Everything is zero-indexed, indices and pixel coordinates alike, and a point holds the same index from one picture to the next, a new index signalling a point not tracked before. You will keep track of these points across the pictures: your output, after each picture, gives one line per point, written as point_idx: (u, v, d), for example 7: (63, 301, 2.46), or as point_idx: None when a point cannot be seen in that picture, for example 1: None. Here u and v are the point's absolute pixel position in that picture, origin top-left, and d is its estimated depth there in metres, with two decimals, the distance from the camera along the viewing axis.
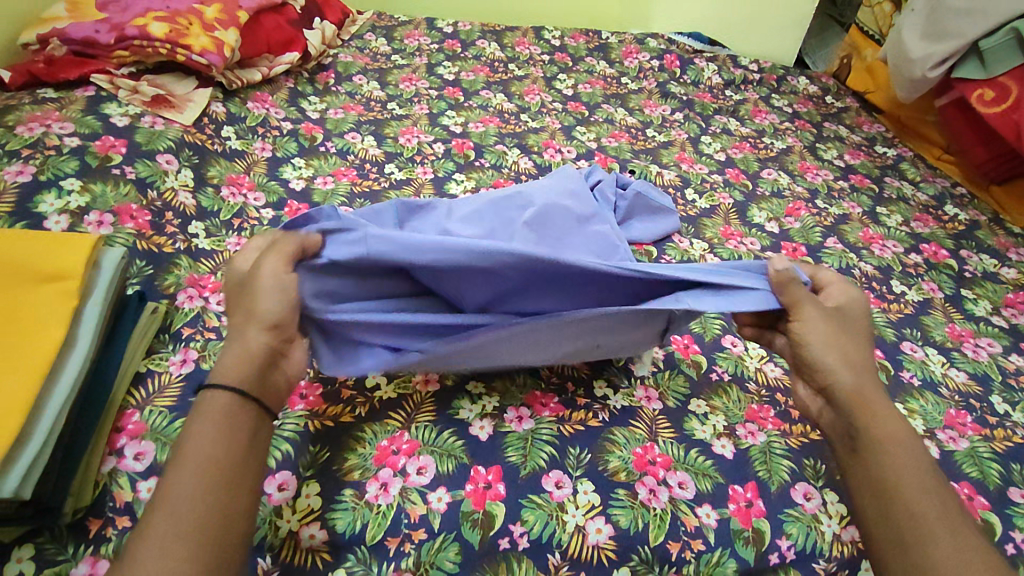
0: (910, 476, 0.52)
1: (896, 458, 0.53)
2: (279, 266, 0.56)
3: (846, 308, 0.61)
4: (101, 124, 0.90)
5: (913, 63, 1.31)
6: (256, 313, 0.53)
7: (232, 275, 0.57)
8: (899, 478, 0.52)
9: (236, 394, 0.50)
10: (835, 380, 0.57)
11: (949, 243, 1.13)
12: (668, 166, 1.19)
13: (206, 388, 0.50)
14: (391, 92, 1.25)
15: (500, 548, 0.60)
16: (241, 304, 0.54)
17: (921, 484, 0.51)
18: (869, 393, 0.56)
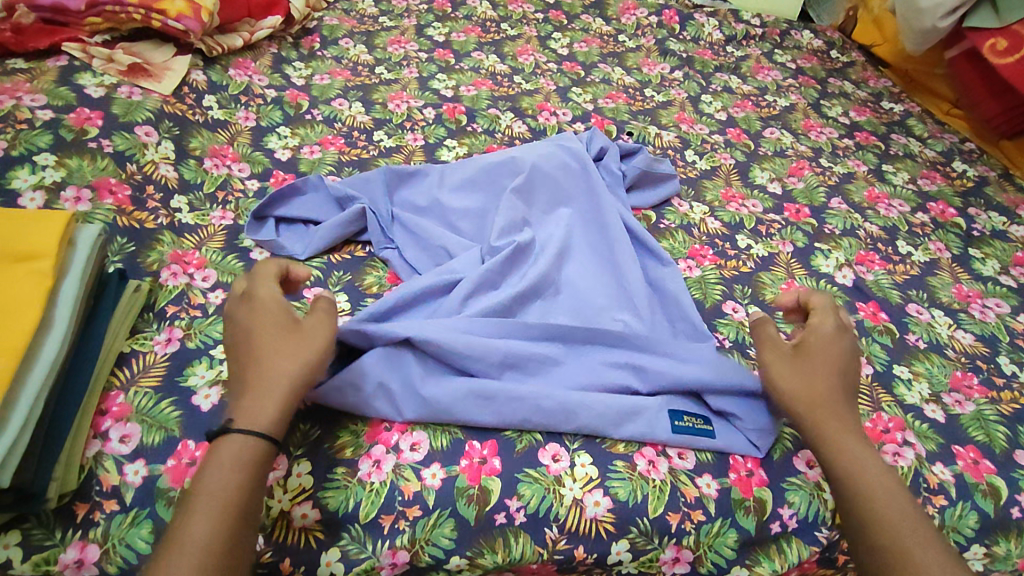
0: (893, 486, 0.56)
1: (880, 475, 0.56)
2: (325, 318, 0.60)
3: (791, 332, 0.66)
4: (74, 95, 0.86)
5: (922, 13, 1.25)
6: (303, 355, 0.56)
7: (268, 303, 0.59)
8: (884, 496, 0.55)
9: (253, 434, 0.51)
10: (786, 393, 0.62)
11: (957, 201, 1.10)
12: (668, 126, 1.15)
13: (231, 427, 0.51)
14: (379, 55, 1.20)
15: (496, 524, 0.59)
16: (286, 342, 0.57)
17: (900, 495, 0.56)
18: (845, 412, 0.61)
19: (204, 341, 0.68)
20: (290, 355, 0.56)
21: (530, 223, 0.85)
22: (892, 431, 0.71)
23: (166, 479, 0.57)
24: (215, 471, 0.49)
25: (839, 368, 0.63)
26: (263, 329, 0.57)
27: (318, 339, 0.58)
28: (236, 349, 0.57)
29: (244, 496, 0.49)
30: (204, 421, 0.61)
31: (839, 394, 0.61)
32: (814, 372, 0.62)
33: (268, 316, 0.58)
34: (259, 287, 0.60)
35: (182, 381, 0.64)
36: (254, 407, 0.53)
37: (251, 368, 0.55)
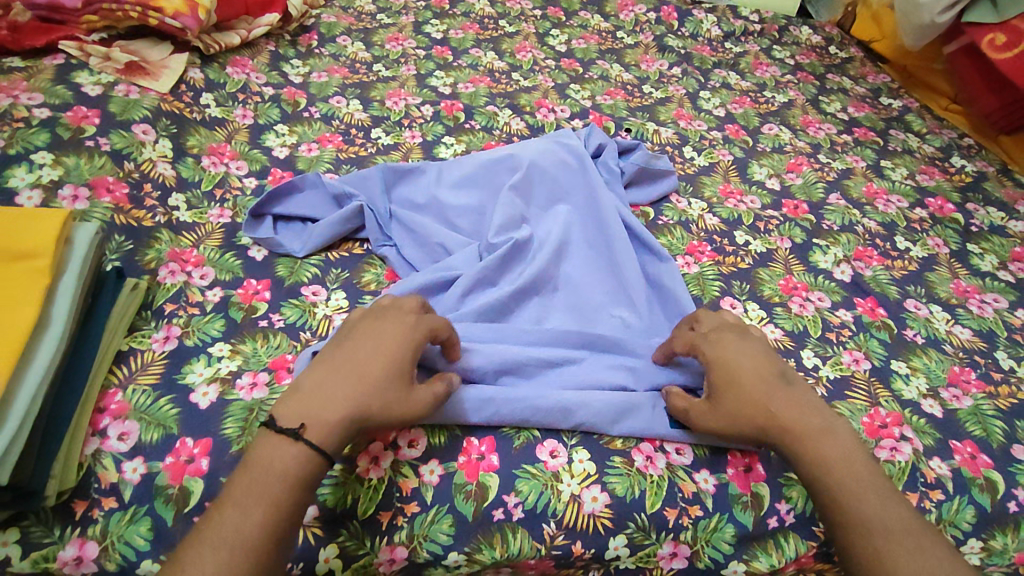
0: (857, 490, 0.55)
1: (841, 481, 0.56)
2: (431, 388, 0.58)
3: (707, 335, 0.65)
4: (72, 94, 0.86)
5: (920, 8, 1.24)
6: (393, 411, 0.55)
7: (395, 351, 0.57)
8: (852, 509, 0.55)
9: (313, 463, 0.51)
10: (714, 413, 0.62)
11: (955, 197, 1.10)
12: (666, 123, 1.15)
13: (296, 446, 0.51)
14: (377, 52, 1.20)
15: (494, 519, 0.59)
16: (386, 394, 0.55)
17: (864, 493, 0.55)
18: (790, 413, 0.59)
19: (202, 338, 0.68)
20: (387, 401, 0.55)
21: (528, 220, 0.85)
22: (890, 426, 0.72)
23: (164, 476, 0.57)
24: (264, 475, 0.50)
25: (749, 372, 0.61)
26: (388, 359, 0.56)
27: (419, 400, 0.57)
28: (353, 355, 0.56)
29: (294, 509, 0.50)
30: (202, 418, 0.61)
31: (769, 399, 0.60)
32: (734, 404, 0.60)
33: (387, 354, 0.56)
34: (410, 319, 0.59)
35: (180, 379, 0.64)
36: (328, 424, 0.52)
37: (346, 386, 0.54)
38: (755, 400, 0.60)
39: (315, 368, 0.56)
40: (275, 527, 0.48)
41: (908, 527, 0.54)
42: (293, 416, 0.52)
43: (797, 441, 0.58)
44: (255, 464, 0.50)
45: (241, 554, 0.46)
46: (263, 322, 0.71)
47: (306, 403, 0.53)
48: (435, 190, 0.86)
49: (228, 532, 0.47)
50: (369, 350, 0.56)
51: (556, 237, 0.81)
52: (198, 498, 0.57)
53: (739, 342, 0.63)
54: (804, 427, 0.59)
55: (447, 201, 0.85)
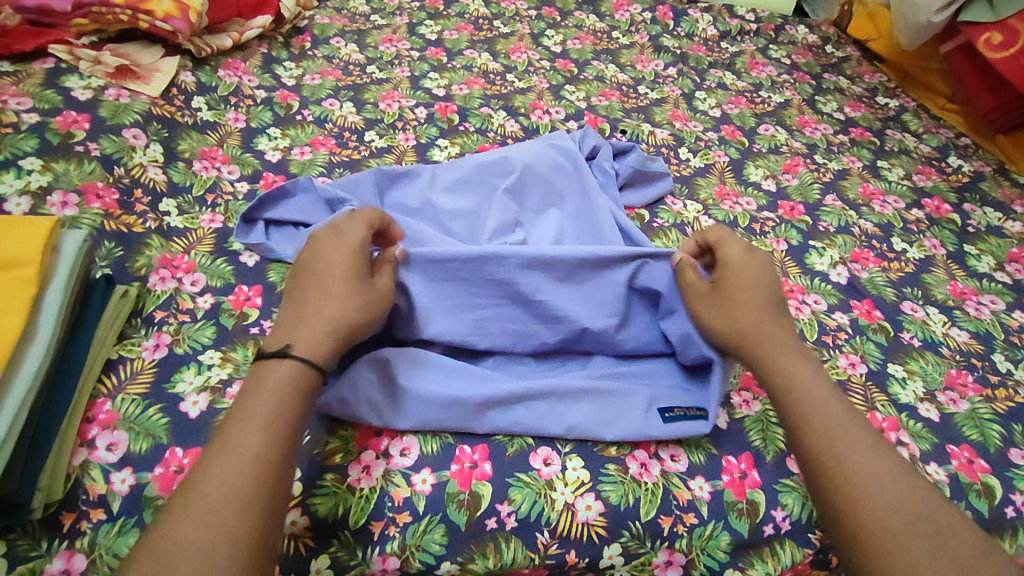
0: (827, 407, 0.59)
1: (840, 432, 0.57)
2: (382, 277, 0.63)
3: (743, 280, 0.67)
4: (61, 98, 0.86)
5: (917, 7, 1.24)
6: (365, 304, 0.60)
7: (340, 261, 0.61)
8: (815, 416, 0.58)
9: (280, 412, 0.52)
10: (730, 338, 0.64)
11: (952, 197, 1.09)
12: (661, 124, 1.14)
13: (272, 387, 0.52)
14: (370, 54, 1.19)
15: (488, 529, 0.58)
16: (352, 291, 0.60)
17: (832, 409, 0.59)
18: (773, 334, 0.64)
19: (193, 346, 0.68)
20: (355, 304, 0.59)
21: (522, 223, 0.84)
22: (886, 431, 0.71)
23: (153, 487, 0.57)
24: (257, 399, 0.52)
25: (753, 291, 0.67)
26: (340, 269, 0.60)
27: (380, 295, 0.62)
28: (309, 279, 0.60)
29: (293, 424, 0.52)
30: (193, 428, 0.61)
31: (760, 314, 0.65)
32: (736, 305, 0.65)
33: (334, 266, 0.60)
34: (348, 232, 0.63)
35: (170, 388, 0.63)
36: (313, 341, 0.56)
37: (315, 303, 0.58)
38: (748, 312, 0.65)
39: (288, 306, 0.60)
40: (274, 441, 0.50)
41: (868, 444, 0.57)
42: (277, 344, 0.56)
43: (801, 385, 0.60)
44: (251, 388, 0.53)
45: (243, 468, 0.48)
46: (253, 329, 0.71)
47: (287, 331, 0.57)
48: (428, 194, 0.85)
49: (229, 450, 0.49)
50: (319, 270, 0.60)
51: (549, 241, 0.80)
52: None
53: (755, 267, 0.69)
54: (781, 347, 0.64)
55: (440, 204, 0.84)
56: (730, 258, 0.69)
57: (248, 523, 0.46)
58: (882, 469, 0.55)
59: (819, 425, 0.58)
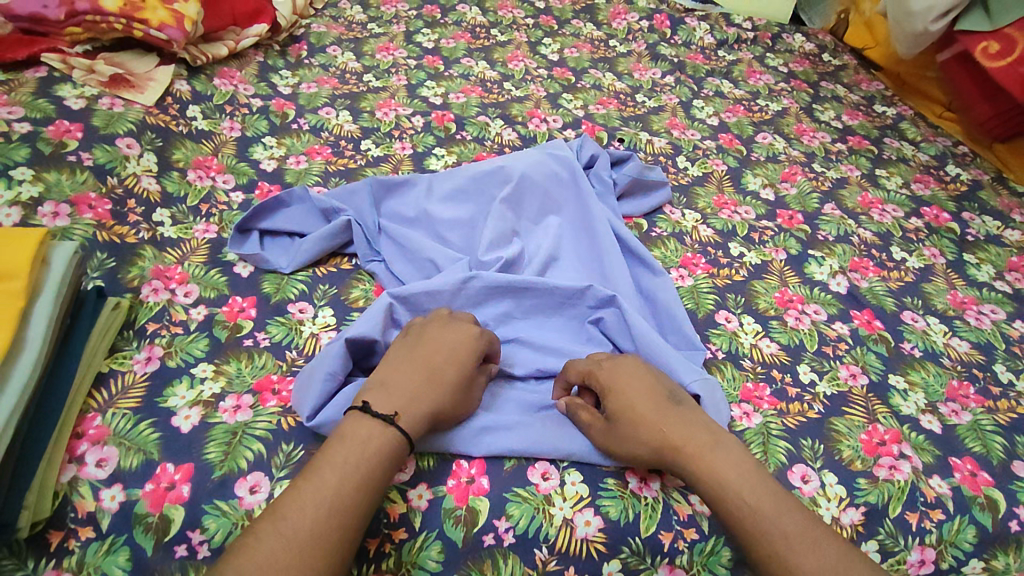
0: (749, 499, 0.53)
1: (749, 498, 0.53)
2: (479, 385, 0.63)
3: (618, 363, 0.63)
4: (54, 107, 0.85)
5: (913, 16, 1.24)
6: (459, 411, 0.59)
7: (461, 353, 0.60)
8: (736, 490, 0.54)
9: (381, 448, 0.52)
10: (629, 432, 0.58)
11: (951, 206, 1.09)
12: (659, 132, 1.14)
13: (382, 432, 0.53)
14: (367, 62, 1.19)
15: (485, 545, 0.57)
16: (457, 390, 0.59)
17: (757, 503, 0.53)
18: (680, 433, 0.57)
19: (185, 359, 0.67)
20: (456, 402, 0.59)
21: (519, 233, 0.84)
22: (888, 443, 0.70)
23: (143, 503, 0.55)
24: (357, 445, 0.52)
25: (644, 399, 0.59)
26: (462, 360, 0.60)
27: (474, 399, 0.62)
28: (427, 354, 0.60)
29: (384, 483, 0.51)
30: (184, 444, 0.60)
31: (659, 419, 0.58)
32: (631, 421, 0.58)
33: (455, 359, 0.60)
34: (470, 326, 0.63)
35: (161, 402, 0.62)
36: (415, 417, 0.55)
37: (426, 380, 0.57)
38: (643, 421, 0.58)
39: (393, 366, 0.59)
40: (366, 496, 0.50)
41: (805, 538, 0.51)
42: (386, 404, 0.55)
43: (698, 459, 0.56)
44: (350, 434, 0.52)
45: (335, 514, 0.48)
46: (248, 341, 0.70)
47: (395, 394, 0.56)
48: (424, 203, 0.84)
49: (325, 489, 0.48)
50: (439, 347, 0.60)
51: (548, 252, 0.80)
52: (178, 527, 0.55)
53: (634, 367, 0.62)
54: (692, 444, 0.57)
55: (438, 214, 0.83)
56: (608, 370, 0.62)
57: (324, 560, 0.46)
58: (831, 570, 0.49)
59: (756, 527, 0.52)
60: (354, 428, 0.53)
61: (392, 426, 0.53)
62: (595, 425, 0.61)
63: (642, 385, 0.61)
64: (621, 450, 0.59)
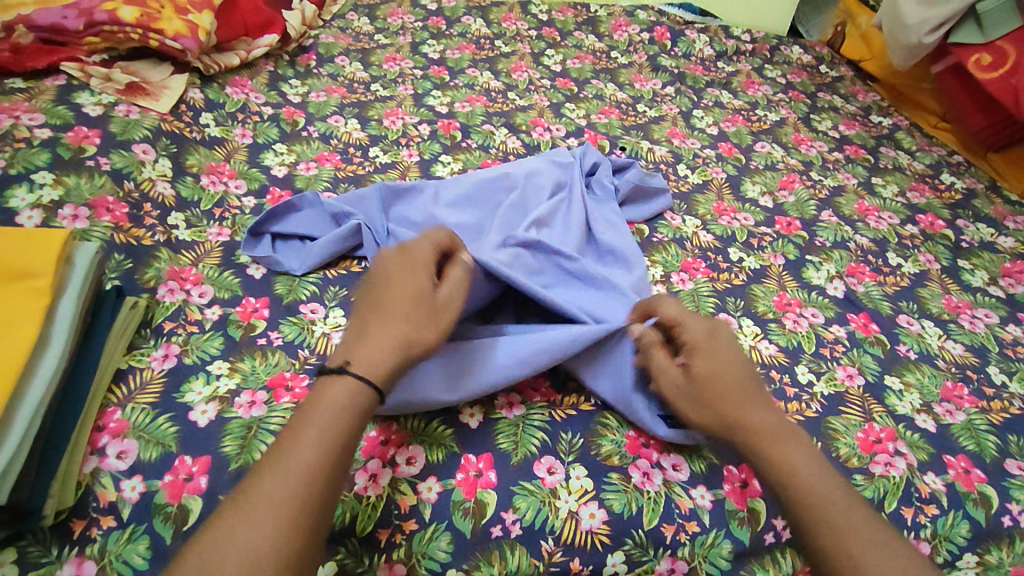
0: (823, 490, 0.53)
1: (823, 490, 0.53)
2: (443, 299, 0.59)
3: (711, 334, 0.62)
4: (73, 114, 0.87)
5: (908, 29, 1.27)
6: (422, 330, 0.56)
7: (402, 281, 0.58)
8: (810, 480, 0.54)
9: (343, 400, 0.51)
10: (703, 399, 0.58)
11: (946, 213, 1.11)
12: (660, 141, 1.17)
13: (337, 380, 0.52)
14: (374, 72, 1.22)
15: (492, 536, 0.59)
16: (410, 311, 0.56)
17: (828, 494, 0.53)
18: (759, 417, 0.57)
19: (201, 357, 0.69)
20: (417, 324, 0.56)
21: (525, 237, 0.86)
22: (884, 441, 0.72)
23: (163, 494, 0.57)
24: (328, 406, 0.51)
25: (730, 375, 0.59)
26: (414, 287, 0.58)
27: (443, 320, 0.58)
28: (378, 294, 0.58)
29: (351, 443, 0.50)
30: (201, 438, 0.61)
31: (741, 396, 0.58)
32: (715, 389, 0.58)
33: (398, 286, 0.58)
34: (408, 253, 0.61)
35: (179, 397, 0.64)
36: (372, 357, 0.53)
37: (380, 319, 0.56)
38: (727, 392, 0.58)
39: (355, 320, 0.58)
40: (336, 458, 0.48)
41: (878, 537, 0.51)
42: (339, 359, 0.54)
43: (773, 442, 0.56)
44: (314, 400, 0.51)
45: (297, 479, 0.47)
46: (261, 340, 0.72)
47: (351, 345, 0.55)
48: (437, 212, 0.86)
49: (294, 460, 0.47)
50: (383, 285, 0.58)
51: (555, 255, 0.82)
52: (196, 517, 0.57)
53: (728, 340, 0.62)
54: (770, 428, 0.57)
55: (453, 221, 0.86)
56: (701, 334, 0.62)
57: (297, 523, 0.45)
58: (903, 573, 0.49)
59: (828, 516, 0.52)
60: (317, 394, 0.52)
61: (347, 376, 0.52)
62: (674, 381, 0.60)
63: (733, 360, 0.60)
64: (694, 414, 0.58)
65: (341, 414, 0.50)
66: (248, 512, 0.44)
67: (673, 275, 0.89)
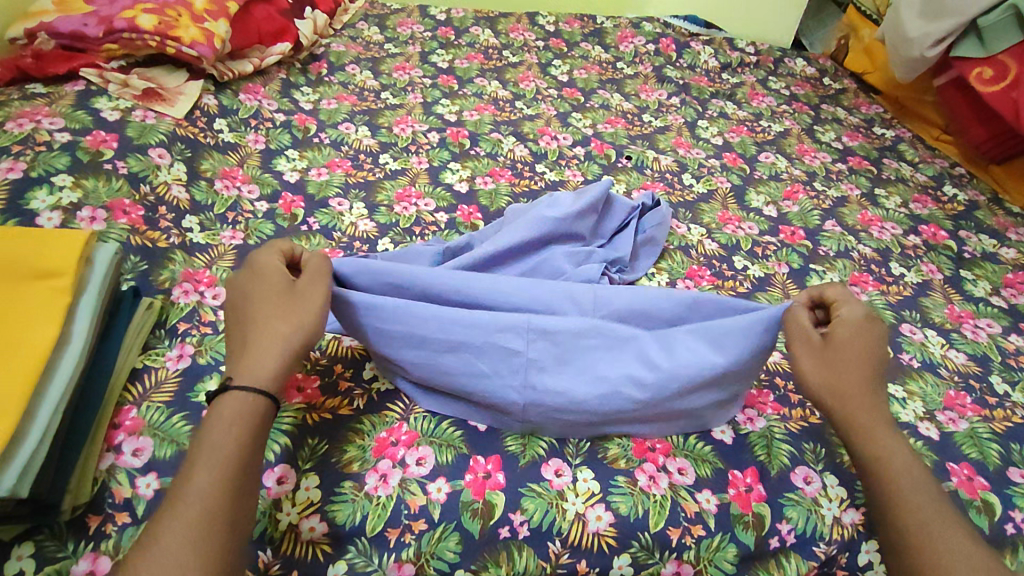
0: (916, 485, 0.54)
1: (903, 476, 0.54)
2: (315, 289, 0.59)
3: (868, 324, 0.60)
4: (91, 118, 0.89)
5: (911, 43, 1.29)
6: (298, 324, 0.56)
7: (254, 297, 0.57)
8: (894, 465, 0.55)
9: (243, 404, 0.51)
10: (814, 367, 0.59)
11: (948, 224, 1.13)
12: (665, 151, 1.18)
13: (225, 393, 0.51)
14: (384, 81, 1.24)
15: (500, 537, 0.60)
16: (278, 315, 0.56)
17: (919, 479, 0.54)
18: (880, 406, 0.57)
19: (215, 357, 0.70)
20: (291, 322, 0.56)
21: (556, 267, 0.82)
22: None
23: None
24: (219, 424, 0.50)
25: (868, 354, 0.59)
26: (270, 290, 0.58)
27: (314, 307, 0.58)
28: (244, 307, 0.58)
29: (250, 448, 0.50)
30: None
31: (869, 380, 0.58)
32: (848, 358, 0.58)
33: (259, 300, 0.57)
34: (263, 260, 0.60)
35: (193, 397, 0.65)
36: (252, 368, 0.53)
37: (248, 333, 0.56)
38: (850, 367, 0.58)
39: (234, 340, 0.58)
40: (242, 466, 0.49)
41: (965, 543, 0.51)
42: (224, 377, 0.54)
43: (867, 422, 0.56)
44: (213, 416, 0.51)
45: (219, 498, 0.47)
46: None
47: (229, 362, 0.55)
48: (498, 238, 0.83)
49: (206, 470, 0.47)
50: (243, 305, 0.58)
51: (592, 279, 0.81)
52: None
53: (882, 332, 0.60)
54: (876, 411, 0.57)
55: (521, 241, 0.82)
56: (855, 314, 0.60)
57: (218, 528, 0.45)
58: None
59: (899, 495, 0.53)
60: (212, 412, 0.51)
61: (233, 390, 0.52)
62: (811, 345, 0.60)
63: (870, 342, 0.59)
64: (814, 373, 0.58)
65: (244, 416, 0.51)
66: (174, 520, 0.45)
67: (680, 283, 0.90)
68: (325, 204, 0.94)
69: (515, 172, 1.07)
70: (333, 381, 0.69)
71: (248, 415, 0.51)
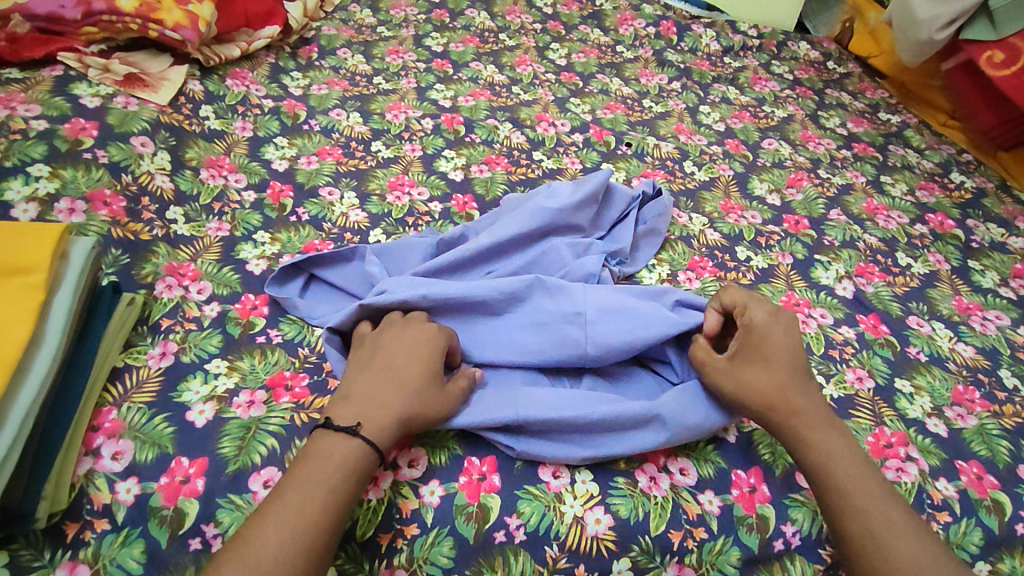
0: (855, 477, 0.57)
1: (848, 474, 0.58)
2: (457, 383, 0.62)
3: (772, 330, 0.65)
4: (70, 105, 0.86)
5: (919, 25, 1.25)
6: (430, 407, 0.59)
7: (408, 361, 0.60)
8: (838, 467, 0.58)
9: (354, 451, 0.54)
10: (734, 385, 0.62)
11: (955, 213, 1.10)
12: (666, 137, 1.15)
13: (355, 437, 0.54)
14: (377, 65, 1.20)
15: (496, 542, 0.58)
16: (416, 389, 0.59)
17: (864, 476, 0.58)
18: (802, 405, 0.61)
19: (199, 355, 0.67)
20: (424, 399, 0.59)
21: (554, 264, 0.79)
22: (895, 446, 0.71)
23: (159, 496, 0.56)
24: (319, 459, 0.53)
25: (781, 353, 0.64)
26: (425, 359, 0.61)
27: (451, 396, 0.61)
28: (388, 360, 0.61)
29: (352, 493, 0.53)
30: (198, 437, 0.60)
31: (787, 378, 0.62)
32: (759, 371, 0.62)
33: (411, 363, 0.60)
34: (431, 325, 0.64)
35: (176, 397, 0.63)
36: (382, 425, 0.56)
37: (384, 388, 0.58)
38: (772, 379, 0.62)
39: (359, 379, 0.60)
40: (340, 506, 0.51)
41: (905, 527, 0.55)
42: (349, 416, 0.56)
43: (802, 430, 0.60)
44: (324, 451, 0.53)
45: (298, 538, 0.48)
46: (260, 338, 0.70)
47: (360, 407, 0.57)
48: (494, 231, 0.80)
49: (310, 497, 0.50)
50: (392, 358, 0.61)
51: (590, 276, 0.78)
52: (193, 520, 0.56)
53: (783, 331, 0.66)
54: (809, 418, 0.61)
55: (516, 234, 0.79)
56: (758, 321, 0.66)
57: (302, 553, 0.48)
58: (924, 553, 0.54)
59: (852, 494, 0.57)
60: (332, 442, 0.54)
61: (357, 437, 0.54)
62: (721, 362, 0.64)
63: (781, 348, 0.64)
64: (741, 394, 0.62)
65: (353, 456, 0.53)
66: (274, 531, 0.48)
67: (680, 275, 0.88)
68: (314, 194, 0.91)
69: (511, 160, 1.04)
70: (321, 379, 0.67)
71: (358, 456, 0.54)
